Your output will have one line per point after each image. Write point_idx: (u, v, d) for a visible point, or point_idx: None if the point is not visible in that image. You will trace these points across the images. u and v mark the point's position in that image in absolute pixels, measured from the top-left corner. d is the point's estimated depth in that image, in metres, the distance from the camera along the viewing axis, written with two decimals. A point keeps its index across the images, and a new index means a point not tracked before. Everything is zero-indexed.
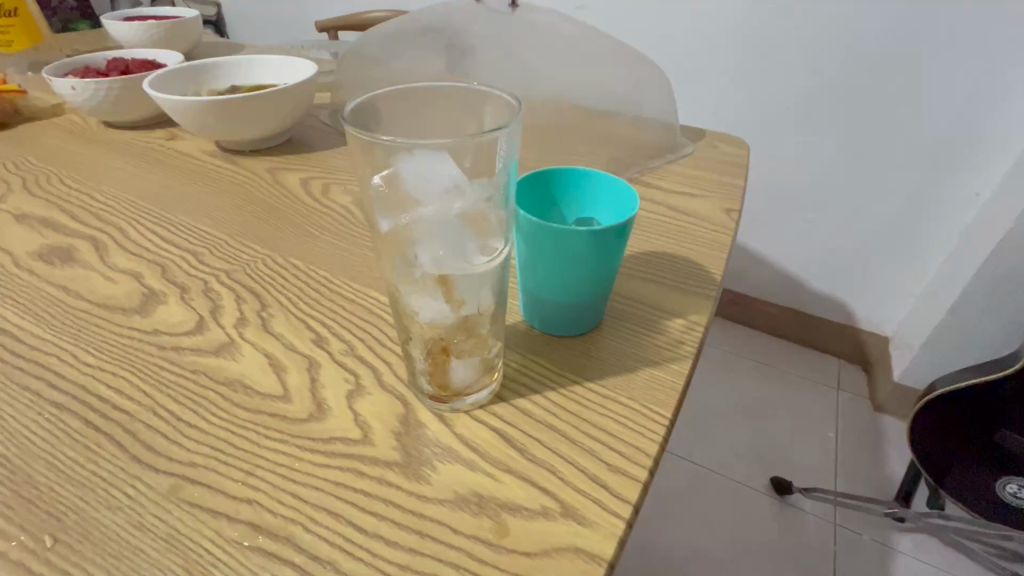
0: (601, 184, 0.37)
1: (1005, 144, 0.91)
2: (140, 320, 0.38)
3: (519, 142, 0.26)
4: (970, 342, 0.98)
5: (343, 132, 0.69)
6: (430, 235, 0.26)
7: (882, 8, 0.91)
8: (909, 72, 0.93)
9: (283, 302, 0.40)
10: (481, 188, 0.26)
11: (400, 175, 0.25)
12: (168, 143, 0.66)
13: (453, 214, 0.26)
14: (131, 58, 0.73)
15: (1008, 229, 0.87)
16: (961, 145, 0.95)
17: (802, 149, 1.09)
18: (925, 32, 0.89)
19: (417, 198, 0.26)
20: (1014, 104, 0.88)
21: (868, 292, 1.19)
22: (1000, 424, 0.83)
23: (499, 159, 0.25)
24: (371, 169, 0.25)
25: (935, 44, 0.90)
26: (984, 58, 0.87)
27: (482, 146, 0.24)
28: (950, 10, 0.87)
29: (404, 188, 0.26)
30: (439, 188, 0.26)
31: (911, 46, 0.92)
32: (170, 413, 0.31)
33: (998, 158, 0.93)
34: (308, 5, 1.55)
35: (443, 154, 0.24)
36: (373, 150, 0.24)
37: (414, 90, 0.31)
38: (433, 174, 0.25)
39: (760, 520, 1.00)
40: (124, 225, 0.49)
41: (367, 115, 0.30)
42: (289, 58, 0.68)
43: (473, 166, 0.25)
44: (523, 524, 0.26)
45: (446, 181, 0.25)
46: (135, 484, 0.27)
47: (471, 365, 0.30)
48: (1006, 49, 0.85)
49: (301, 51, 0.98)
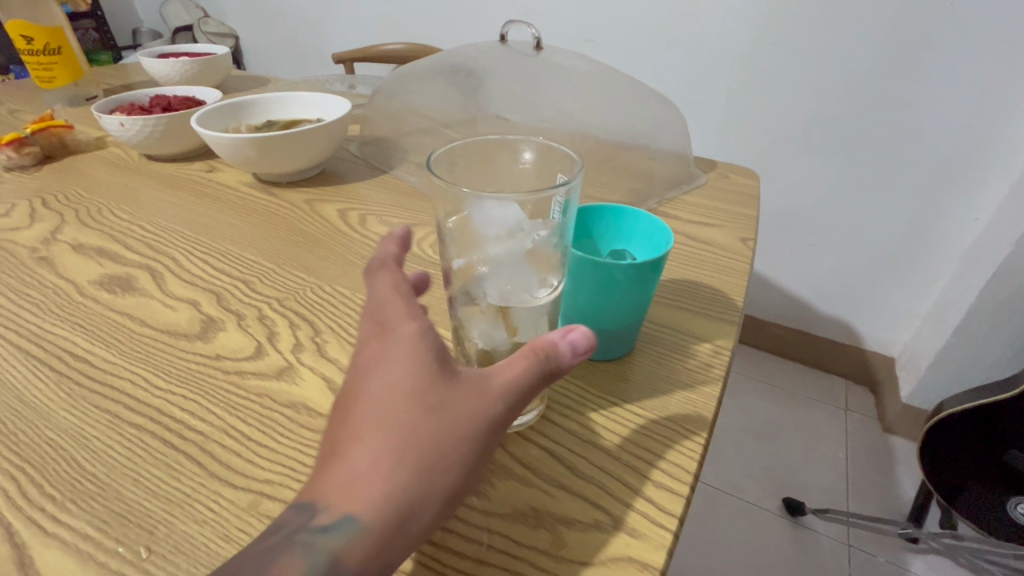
0: (636, 219, 0.40)
1: (1003, 171, 0.95)
2: (203, 346, 0.41)
3: (577, 192, 0.29)
4: (975, 361, 1.01)
5: (372, 164, 0.73)
6: (500, 273, 0.30)
7: (881, 43, 0.96)
8: (908, 102, 0.98)
9: (334, 328, 0.42)
10: (543, 232, 0.29)
11: (472, 219, 0.29)
12: (208, 176, 0.69)
13: (517, 254, 0.29)
14: (173, 96, 0.77)
15: (1009, 253, 0.90)
16: (960, 171, 0.99)
17: (805, 174, 1.14)
18: (922, 66, 0.94)
19: (486, 239, 0.29)
20: (1009, 133, 0.92)
21: (873, 314, 1.22)
22: (1008, 444, 0.85)
23: (557, 206, 0.28)
24: (448, 212, 0.29)
25: (933, 77, 0.94)
26: (980, 91, 0.92)
27: (548, 197, 0.27)
28: (945, 45, 0.92)
29: (474, 230, 0.29)
30: (505, 230, 0.29)
31: (909, 78, 0.96)
32: (241, 434, 0.34)
33: (996, 185, 0.97)
34: (324, 40, 1.62)
35: (513, 202, 0.27)
36: (452, 197, 0.28)
37: (481, 139, 0.35)
38: (501, 219, 0.28)
39: (774, 542, 1.01)
40: (176, 255, 0.52)
41: (445, 164, 0.34)
42: (322, 96, 0.72)
43: (538, 213, 0.28)
44: (578, 536, 0.28)
45: (514, 225, 0.29)
46: (218, 499, 0.30)
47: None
48: (1003, 83, 0.90)
49: (324, 85, 1.02)
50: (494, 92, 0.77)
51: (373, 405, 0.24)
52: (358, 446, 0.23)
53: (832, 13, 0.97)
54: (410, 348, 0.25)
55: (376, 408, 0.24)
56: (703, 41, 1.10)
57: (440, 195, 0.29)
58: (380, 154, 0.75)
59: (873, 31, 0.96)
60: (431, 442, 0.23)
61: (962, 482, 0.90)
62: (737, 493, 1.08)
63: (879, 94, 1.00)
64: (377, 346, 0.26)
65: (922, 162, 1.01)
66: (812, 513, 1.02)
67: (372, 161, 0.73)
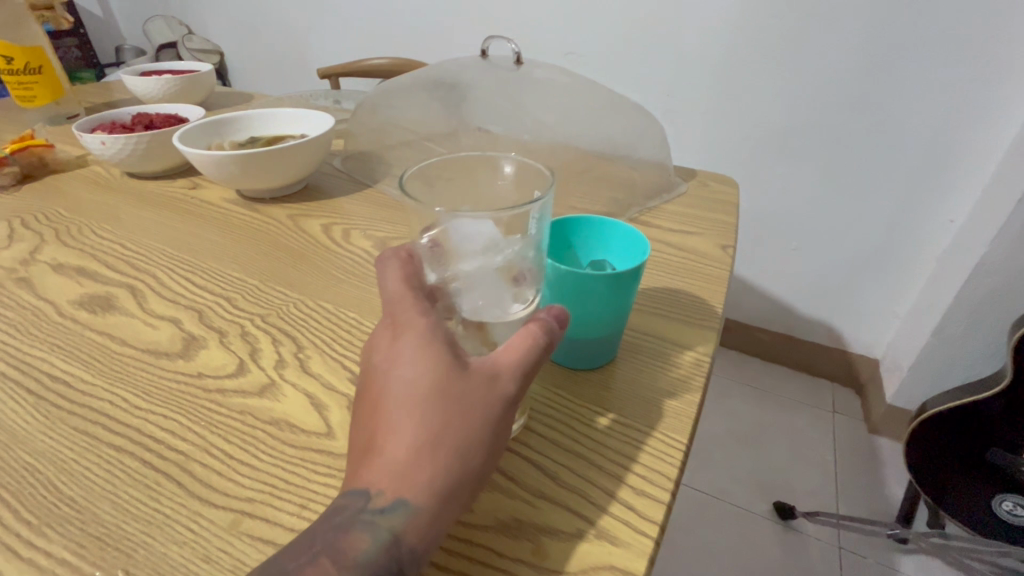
0: (615, 230, 0.40)
1: (975, 174, 0.98)
2: (185, 364, 0.41)
3: (550, 208, 0.30)
4: (956, 361, 1.03)
5: (356, 179, 0.73)
6: (473, 288, 0.30)
7: (852, 51, 0.99)
8: (881, 108, 1.01)
9: (317, 344, 0.42)
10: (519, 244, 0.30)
11: (449, 235, 0.29)
12: (190, 193, 0.69)
13: (491, 270, 0.30)
14: (155, 113, 0.77)
15: (984, 254, 0.92)
16: (934, 174, 1.02)
17: (785, 181, 1.16)
18: (893, 73, 0.97)
19: (461, 256, 0.30)
20: (979, 137, 0.95)
21: (857, 316, 1.24)
22: (989, 441, 0.89)
23: (531, 221, 0.29)
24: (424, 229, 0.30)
25: (904, 83, 0.97)
26: (950, 97, 0.95)
27: (521, 211, 0.29)
28: (914, 53, 0.95)
29: (449, 245, 0.30)
30: (479, 246, 0.29)
31: (881, 85, 0.99)
32: (222, 452, 0.34)
33: (968, 189, 1.00)
34: (309, 55, 1.62)
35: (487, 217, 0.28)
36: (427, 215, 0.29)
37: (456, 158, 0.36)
38: (476, 235, 0.29)
39: (766, 547, 1.01)
40: (158, 273, 0.52)
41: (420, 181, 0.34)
42: (306, 111, 0.73)
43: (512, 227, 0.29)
44: (561, 546, 0.28)
45: (487, 239, 0.29)
46: (198, 519, 0.30)
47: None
48: (971, 89, 0.93)
49: (308, 100, 1.03)
50: (479, 98, 0.78)
51: (399, 400, 0.26)
52: (393, 437, 0.26)
53: (806, 25, 1.00)
54: (424, 342, 0.27)
55: (399, 402, 0.26)
56: (682, 52, 1.13)
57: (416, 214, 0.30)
58: (364, 168, 0.75)
59: (847, 42, 0.99)
60: (459, 427, 0.26)
61: (949, 481, 0.92)
62: (728, 498, 1.09)
63: (855, 102, 1.02)
64: (394, 342, 0.28)
65: (897, 166, 1.04)
66: (803, 516, 1.02)
67: (356, 176, 0.73)
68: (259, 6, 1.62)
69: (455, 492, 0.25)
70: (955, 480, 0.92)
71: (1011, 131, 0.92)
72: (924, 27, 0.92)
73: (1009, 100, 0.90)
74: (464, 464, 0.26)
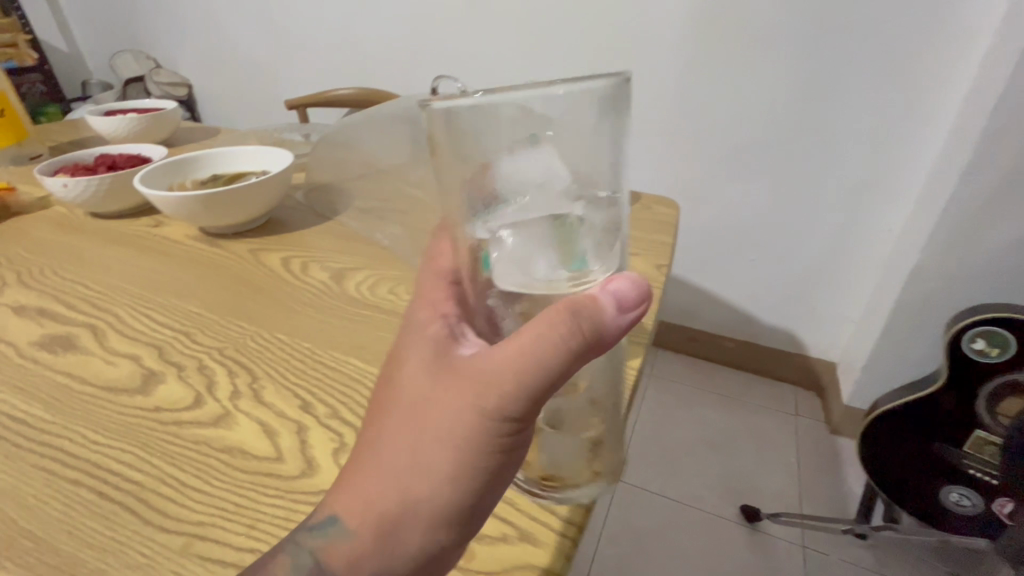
0: None
1: (908, 186, 1.06)
2: (143, 399, 0.43)
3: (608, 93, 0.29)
4: (902, 360, 1.09)
5: (318, 212, 0.76)
6: (542, 204, 0.31)
7: (787, 77, 1.07)
8: (821, 129, 1.08)
9: (271, 374, 0.45)
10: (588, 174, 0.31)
11: (512, 168, 0.31)
12: (154, 230, 0.71)
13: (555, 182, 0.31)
14: (118, 154, 0.80)
15: (917, 261, 1.00)
16: (872, 187, 1.10)
17: (739, 196, 1.23)
18: (826, 95, 1.05)
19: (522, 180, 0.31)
20: (908, 152, 1.03)
21: (812, 322, 1.30)
22: (933, 437, 0.95)
23: (586, 113, 0.29)
24: (478, 145, 0.30)
25: (837, 104, 1.05)
26: (881, 115, 1.03)
27: (581, 94, 0.28)
28: (845, 77, 1.02)
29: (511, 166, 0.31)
30: (542, 164, 0.31)
31: (818, 106, 1.07)
32: (176, 480, 0.36)
33: (903, 198, 1.07)
34: (276, 88, 1.65)
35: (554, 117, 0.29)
36: (478, 119, 0.28)
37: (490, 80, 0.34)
38: (539, 165, 0.31)
39: (733, 550, 1.04)
40: (120, 311, 0.54)
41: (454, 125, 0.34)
42: (266, 148, 0.76)
43: (578, 138, 0.30)
44: (488, 550, 0.32)
45: (553, 168, 0.31)
46: (151, 543, 0.32)
47: (558, 448, 0.33)
48: (896, 110, 1.01)
49: (274, 135, 1.06)
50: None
51: (402, 420, 0.31)
52: (384, 453, 0.31)
53: (746, 52, 1.08)
54: (428, 347, 0.34)
55: (390, 403, 0.32)
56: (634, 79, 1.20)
57: (459, 134, 0.30)
58: (326, 200, 0.78)
59: (784, 67, 1.06)
60: (421, 441, 0.30)
61: (905, 477, 0.98)
62: (696, 504, 1.13)
63: (795, 122, 1.10)
64: (419, 363, 0.33)
65: (838, 180, 1.12)
66: (767, 518, 1.06)
67: (318, 209, 0.76)
68: (225, 41, 1.65)
69: (399, 511, 0.29)
70: (907, 476, 0.98)
71: (934, 145, 1.00)
72: (852, 53, 1.00)
73: (931, 117, 0.99)
74: (416, 483, 0.29)
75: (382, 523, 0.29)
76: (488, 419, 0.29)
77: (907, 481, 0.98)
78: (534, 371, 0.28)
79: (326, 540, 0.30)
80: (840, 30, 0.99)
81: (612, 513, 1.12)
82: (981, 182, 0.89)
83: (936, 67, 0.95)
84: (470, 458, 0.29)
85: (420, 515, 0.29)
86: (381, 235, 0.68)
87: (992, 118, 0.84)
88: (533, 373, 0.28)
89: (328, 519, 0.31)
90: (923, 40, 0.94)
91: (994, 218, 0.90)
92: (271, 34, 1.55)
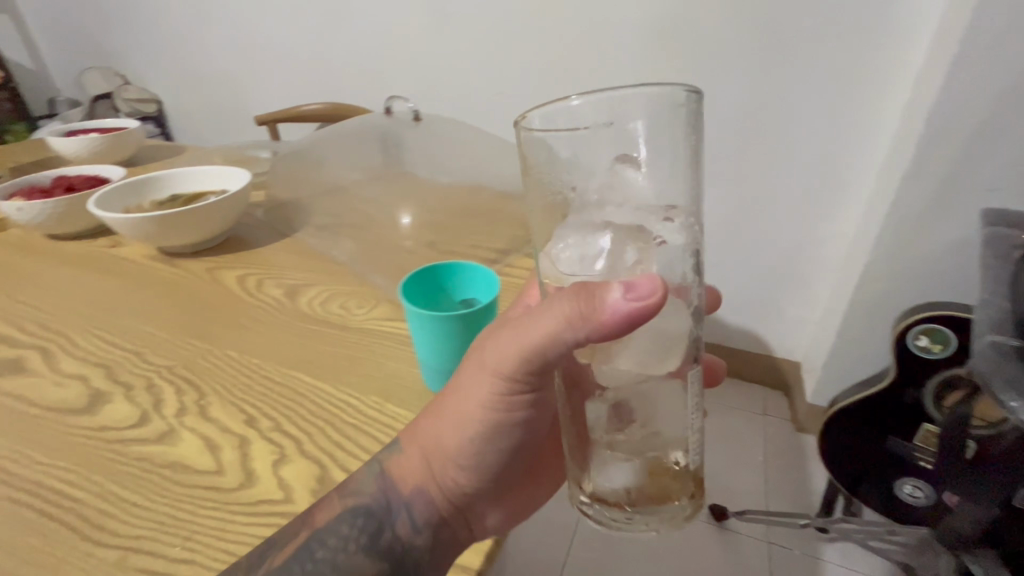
0: (469, 272, 0.47)
1: (858, 189, 1.06)
2: (89, 418, 0.44)
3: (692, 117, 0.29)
4: (860, 357, 1.13)
5: (278, 229, 0.77)
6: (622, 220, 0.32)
7: (739, 85, 1.05)
8: (770, 136, 1.08)
9: (218, 391, 0.46)
10: (667, 192, 0.30)
11: (605, 188, 0.32)
12: (112, 251, 0.72)
13: (639, 199, 0.31)
14: (76, 175, 0.80)
15: (868, 264, 1.02)
16: (824, 192, 1.10)
17: (698, 204, 1.23)
18: (774, 104, 1.04)
19: (606, 197, 0.32)
20: (856, 156, 1.03)
21: (776, 323, 1.33)
22: (888, 431, 0.98)
23: (677, 137, 0.29)
24: (567, 165, 0.31)
25: (786, 111, 1.04)
26: (828, 121, 1.02)
27: (669, 119, 0.28)
28: (791, 85, 1.02)
29: (597, 183, 0.31)
30: (630, 181, 0.31)
31: (767, 113, 1.06)
32: (117, 497, 0.37)
33: (854, 202, 1.08)
34: (246, 102, 1.65)
35: (638, 131, 0.29)
36: (569, 141, 0.29)
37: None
38: (627, 182, 0.31)
39: (700, 549, 1.07)
40: (72, 333, 0.55)
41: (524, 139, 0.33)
42: (224, 168, 0.77)
43: (667, 157, 0.30)
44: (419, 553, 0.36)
45: (645, 185, 0.31)
46: (88, 558, 0.33)
47: (608, 463, 0.33)
48: (842, 116, 1.01)
49: (240, 151, 1.06)
50: (413, 144, 0.77)
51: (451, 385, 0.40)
52: (431, 408, 0.40)
53: (694, 63, 1.07)
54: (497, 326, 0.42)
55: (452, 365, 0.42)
56: None
57: (552, 157, 0.30)
58: (286, 217, 0.79)
59: (735, 79, 1.05)
60: (452, 394, 0.39)
61: (863, 472, 1.01)
62: None
63: (750, 131, 1.09)
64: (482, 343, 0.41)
65: (792, 186, 1.12)
66: (733, 516, 1.09)
67: (278, 226, 0.77)
68: (193, 56, 1.64)
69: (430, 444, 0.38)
70: (864, 471, 1.01)
71: (879, 151, 1.01)
72: (798, 64, 0.99)
73: (876, 121, 0.99)
74: (442, 423, 0.38)
75: (423, 449, 0.38)
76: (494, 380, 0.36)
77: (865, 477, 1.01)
78: (530, 344, 0.33)
79: (390, 454, 0.39)
80: (784, 43, 0.99)
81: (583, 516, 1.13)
82: (921, 187, 0.90)
83: (878, 75, 0.95)
84: (480, 410, 0.37)
85: (443, 448, 0.38)
86: (338, 251, 0.70)
87: (929, 123, 0.84)
88: (533, 348, 0.33)
89: (394, 442, 0.40)
90: (866, 47, 0.94)
91: (934, 221, 0.92)
92: (238, 50, 1.55)
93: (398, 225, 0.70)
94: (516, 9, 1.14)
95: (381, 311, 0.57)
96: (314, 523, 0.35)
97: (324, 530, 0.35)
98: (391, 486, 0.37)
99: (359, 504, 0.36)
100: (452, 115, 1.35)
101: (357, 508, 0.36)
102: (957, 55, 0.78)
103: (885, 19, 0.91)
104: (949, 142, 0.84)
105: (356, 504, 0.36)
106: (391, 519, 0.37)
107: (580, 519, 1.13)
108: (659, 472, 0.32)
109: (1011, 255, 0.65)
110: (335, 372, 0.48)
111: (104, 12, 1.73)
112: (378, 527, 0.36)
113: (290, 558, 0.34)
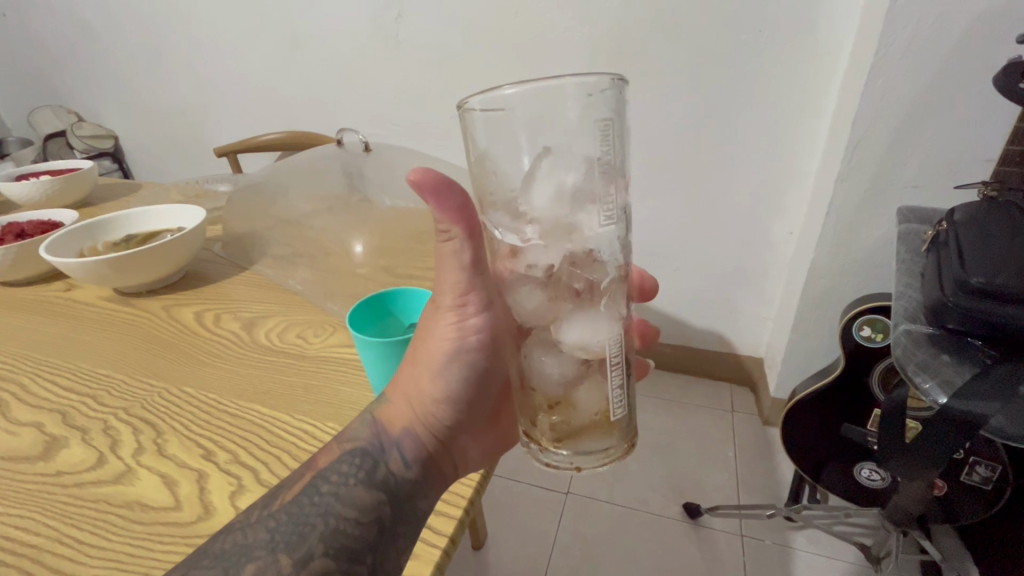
0: (412, 296, 0.50)
1: (801, 192, 1.13)
2: (45, 465, 0.45)
3: (615, 104, 0.31)
4: (816, 353, 1.16)
5: (237, 262, 0.78)
6: (558, 202, 0.33)
7: (680, 100, 1.10)
8: (715, 147, 1.13)
9: (175, 427, 0.48)
10: (597, 178, 0.33)
11: (533, 175, 0.33)
12: (66, 295, 0.72)
13: (570, 183, 0.33)
14: (27, 221, 0.80)
15: (814, 262, 1.04)
16: (769, 196, 1.16)
17: (654, 213, 1.28)
18: (716, 116, 1.10)
19: (542, 181, 0.33)
20: (795, 161, 1.09)
21: (737, 322, 1.38)
22: (844, 418, 1.02)
23: (603, 121, 0.31)
24: (505, 145, 0.32)
25: (728, 121, 1.10)
26: (766, 130, 1.08)
27: (600, 101, 0.30)
28: (730, 98, 1.07)
29: (533, 166, 0.32)
30: (564, 164, 0.32)
31: (710, 124, 1.11)
32: (73, 539, 0.38)
33: (796, 203, 1.14)
34: (205, 135, 1.64)
35: (563, 117, 0.31)
36: (500, 121, 0.31)
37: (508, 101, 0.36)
38: (562, 168, 0.32)
39: (677, 545, 1.09)
40: (27, 379, 0.55)
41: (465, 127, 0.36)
42: (178, 207, 0.77)
43: (595, 140, 0.31)
44: None
45: (570, 174, 0.33)
46: None
47: (544, 412, 0.37)
48: (779, 124, 1.07)
49: (197, 187, 1.06)
50: (374, 175, 0.81)
51: (420, 331, 0.45)
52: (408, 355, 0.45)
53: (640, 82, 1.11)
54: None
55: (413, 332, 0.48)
56: None
57: (486, 139, 0.32)
58: (245, 251, 0.80)
59: (676, 94, 1.10)
60: (421, 339, 0.44)
61: (823, 459, 1.05)
62: (641, 507, 1.17)
63: (694, 143, 1.14)
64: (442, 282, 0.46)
65: (741, 192, 1.17)
66: (707, 512, 1.12)
67: (236, 261, 0.78)
68: (148, 93, 1.63)
69: (409, 385, 0.43)
70: (826, 459, 1.05)
71: (815, 154, 1.07)
72: (737, 78, 1.05)
73: (810, 127, 1.05)
74: (416, 366, 0.44)
75: (404, 392, 0.43)
76: (445, 318, 0.43)
77: (828, 464, 1.05)
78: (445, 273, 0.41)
79: (379, 404, 0.43)
80: (721, 60, 1.04)
81: (562, 524, 1.15)
82: (854, 187, 0.93)
83: (808, 86, 1.01)
84: (443, 344, 0.43)
85: (419, 386, 0.43)
86: (296, 281, 0.71)
87: (854, 128, 0.89)
88: (451, 279, 0.41)
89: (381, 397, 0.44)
90: (795, 61, 1.00)
91: (868, 218, 0.96)
92: (194, 83, 1.54)
93: (351, 253, 0.73)
94: (465, 38, 1.18)
95: (337, 339, 0.59)
96: (317, 465, 0.39)
97: (327, 469, 0.39)
98: (383, 430, 0.41)
99: (356, 447, 0.40)
100: (414, 138, 1.38)
101: (355, 449, 0.40)
102: (873, 65, 0.83)
103: (810, 34, 0.97)
104: (876, 144, 0.89)
105: (353, 447, 0.40)
106: (386, 458, 0.40)
107: (559, 527, 1.14)
108: (583, 411, 0.36)
109: (921, 248, 0.76)
110: (292, 402, 0.50)
111: (50, 50, 1.69)
112: (375, 464, 0.40)
113: (298, 495, 0.37)
